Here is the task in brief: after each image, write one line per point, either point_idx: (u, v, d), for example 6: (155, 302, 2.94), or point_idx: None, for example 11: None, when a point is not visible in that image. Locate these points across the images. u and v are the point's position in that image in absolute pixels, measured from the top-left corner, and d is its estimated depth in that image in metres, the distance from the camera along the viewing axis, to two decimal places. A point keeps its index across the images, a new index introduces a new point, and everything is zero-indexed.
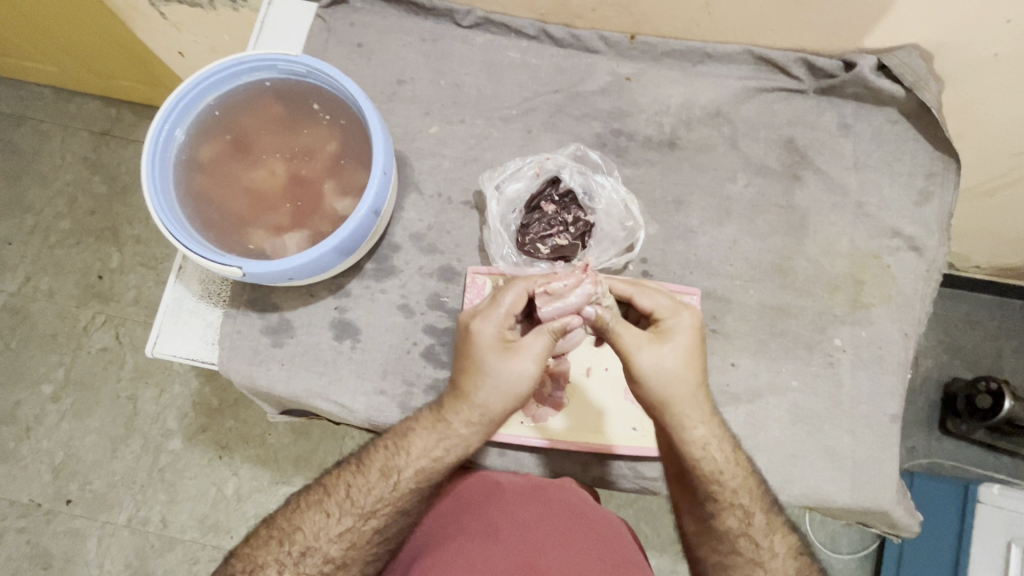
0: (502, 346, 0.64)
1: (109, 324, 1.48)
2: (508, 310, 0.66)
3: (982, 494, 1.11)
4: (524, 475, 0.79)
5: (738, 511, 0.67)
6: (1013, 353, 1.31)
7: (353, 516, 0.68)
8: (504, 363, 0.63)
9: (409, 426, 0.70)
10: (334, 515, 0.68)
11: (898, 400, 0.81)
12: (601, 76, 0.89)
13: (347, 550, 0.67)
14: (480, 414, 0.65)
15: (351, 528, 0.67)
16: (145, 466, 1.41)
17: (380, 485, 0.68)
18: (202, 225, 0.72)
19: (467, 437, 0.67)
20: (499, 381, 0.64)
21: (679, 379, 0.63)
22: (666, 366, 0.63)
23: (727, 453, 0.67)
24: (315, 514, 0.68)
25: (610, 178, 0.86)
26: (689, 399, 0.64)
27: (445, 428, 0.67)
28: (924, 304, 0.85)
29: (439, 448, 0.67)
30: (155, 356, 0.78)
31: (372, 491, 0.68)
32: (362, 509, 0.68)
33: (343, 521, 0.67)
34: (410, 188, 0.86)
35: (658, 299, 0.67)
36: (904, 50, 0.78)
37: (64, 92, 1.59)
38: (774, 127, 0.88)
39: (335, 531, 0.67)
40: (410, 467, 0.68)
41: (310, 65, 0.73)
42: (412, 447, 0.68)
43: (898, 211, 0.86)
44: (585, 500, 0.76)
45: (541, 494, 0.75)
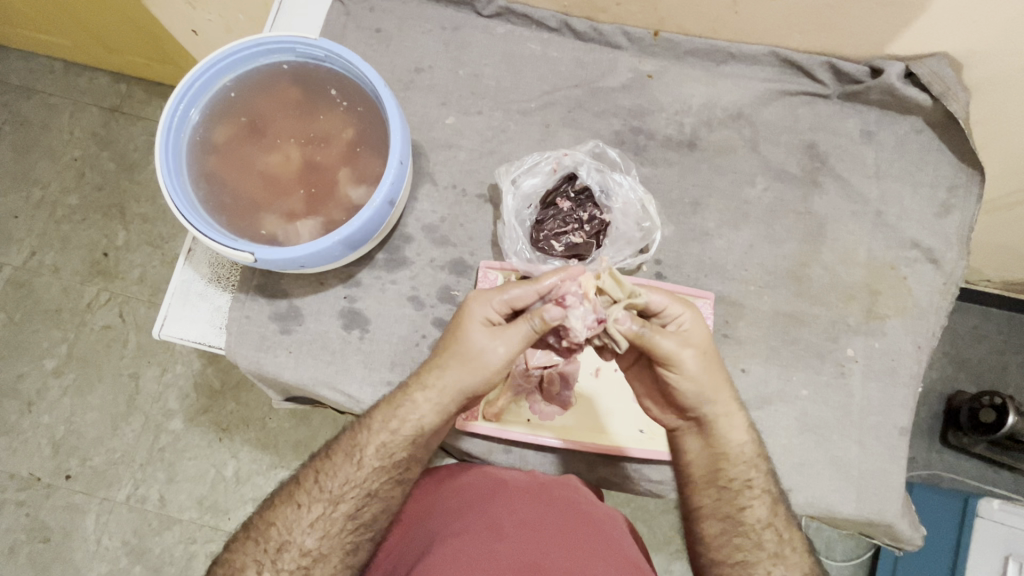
0: (488, 327, 0.66)
1: (113, 302, 1.47)
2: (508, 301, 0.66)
3: (981, 508, 1.12)
4: (528, 473, 0.79)
5: (766, 502, 0.68)
6: (1019, 368, 1.31)
7: (322, 503, 0.67)
8: (483, 342, 0.65)
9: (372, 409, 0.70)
10: (305, 505, 0.67)
11: (909, 413, 0.81)
12: (622, 72, 0.87)
13: (321, 540, 0.66)
14: (439, 386, 0.67)
15: (323, 515, 0.67)
16: (145, 445, 1.41)
17: (345, 467, 0.68)
18: (214, 208, 0.71)
19: (424, 411, 0.67)
20: (467, 357, 0.65)
21: (708, 376, 0.66)
22: (700, 363, 0.65)
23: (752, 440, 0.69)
24: (288, 507, 0.68)
25: (627, 177, 0.84)
26: (717, 394, 0.67)
27: (401, 401, 0.68)
28: (939, 318, 0.84)
29: (397, 422, 0.67)
30: (161, 337, 0.78)
31: (338, 476, 0.68)
32: (331, 496, 0.67)
33: (313, 510, 0.67)
34: (423, 178, 0.85)
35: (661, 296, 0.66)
36: (934, 59, 0.76)
37: (74, 66, 1.58)
38: (797, 132, 0.86)
39: (308, 521, 0.67)
40: (370, 443, 0.67)
41: (329, 49, 0.71)
42: (373, 423, 0.68)
43: (917, 222, 0.84)
44: (588, 498, 0.76)
45: (543, 494, 0.74)
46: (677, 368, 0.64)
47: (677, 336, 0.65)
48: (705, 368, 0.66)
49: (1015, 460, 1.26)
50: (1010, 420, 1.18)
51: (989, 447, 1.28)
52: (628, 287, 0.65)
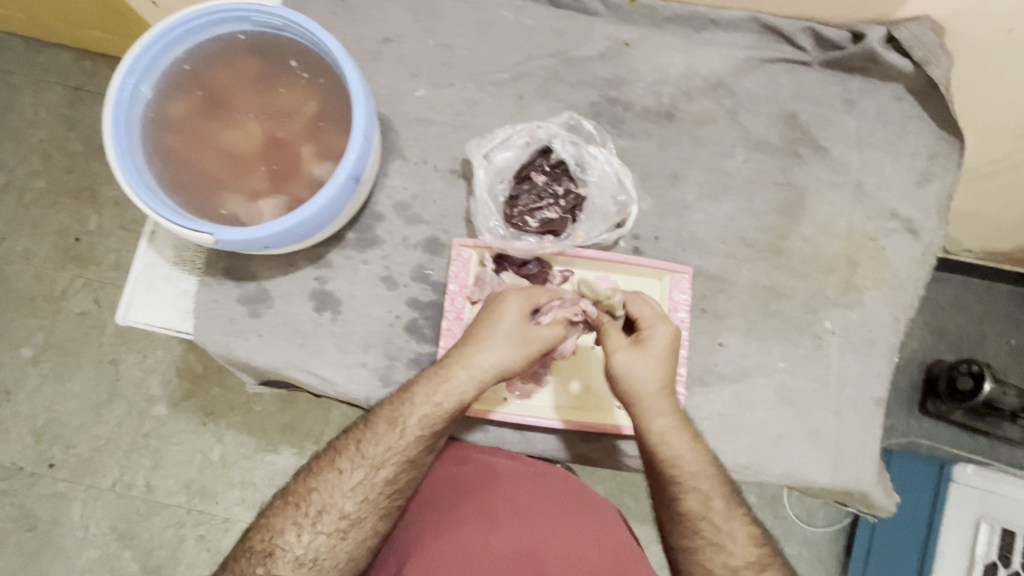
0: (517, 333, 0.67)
1: (88, 288, 1.44)
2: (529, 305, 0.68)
3: (957, 474, 1.17)
4: (521, 458, 0.79)
5: (697, 496, 0.67)
6: (995, 336, 1.35)
7: (364, 469, 0.68)
8: (511, 333, 0.67)
9: (414, 377, 0.70)
10: (347, 471, 0.68)
11: (885, 383, 0.81)
12: (599, 40, 0.84)
13: (362, 503, 0.67)
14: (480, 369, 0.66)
15: (363, 481, 0.67)
16: (129, 431, 1.40)
17: (388, 436, 0.68)
18: (172, 187, 0.68)
19: (462, 389, 0.67)
20: (499, 345, 0.67)
21: (647, 382, 0.66)
22: (639, 374, 0.66)
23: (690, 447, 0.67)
24: (329, 473, 0.68)
25: (603, 150, 0.82)
26: (651, 401, 0.66)
27: (445, 376, 0.67)
28: (917, 289, 0.83)
29: (440, 397, 0.67)
30: (127, 324, 0.76)
31: (381, 444, 0.68)
32: (373, 462, 0.68)
33: (355, 476, 0.68)
34: (394, 154, 0.82)
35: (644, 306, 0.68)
36: (917, 22, 0.75)
37: (31, 42, 1.51)
38: (778, 101, 0.84)
39: (349, 486, 0.67)
40: (411, 416, 0.67)
41: (286, 17, 0.68)
42: (416, 397, 0.68)
43: (897, 192, 0.83)
44: (578, 485, 0.80)
45: (542, 481, 0.77)
46: (612, 367, 0.67)
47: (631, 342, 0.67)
48: (642, 376, 0.66)
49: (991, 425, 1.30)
50: (987, 387, 1.20)
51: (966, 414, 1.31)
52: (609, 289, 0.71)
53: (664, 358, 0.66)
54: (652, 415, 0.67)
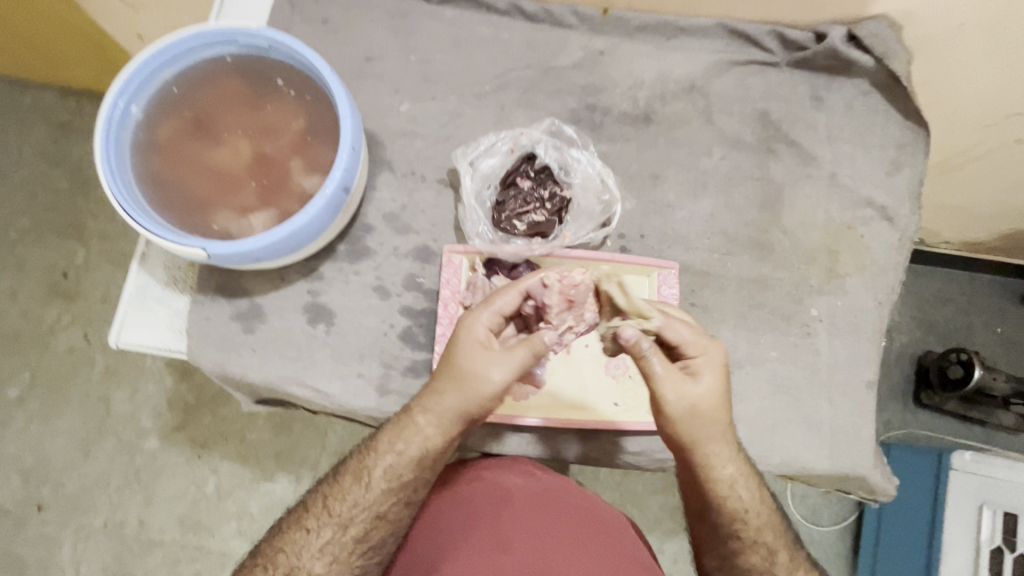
0: (481, 346, 0.63)
1: (76, 322, 1.45)
2: (496, 312, 0.65)
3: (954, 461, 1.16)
4: (527, 474, 0.77)
5: (762, 551, 0.68)
6: (982, 327, 1.45)
7: (331, 527, 0.66)
8: (471, 361, 0.62)
9: (379, 428, 0.68)
10: (314, 529, 0.66)
11: (874, 367, 0.83)
12: (575, 51, 0.88)
13: (330, 565, 0.65)
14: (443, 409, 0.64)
15: (331, 540, 0.65)
16: (121, 467, 1.39)
17: (354, 489, 0.66)
18: (162, 206, 0.69)
19: (427, 434, 0.65)
20: (466, 382, 0.63)
21: (704, 417, 0.63)
22: (696, 409, 0.63)
23: (753, 493, 0.68)
24: (296, 531, 0.66)
25: (585, 153, 0.84)
26: (709, 435, 0.64)
27: (408, 422, 0.66)
28: (898, 274, 0.86)
29: (404, 446, 0.65)
30: (119, 346, 0.76)
31: (348, 498, 0.66)
32: (339, 519, 0.66)
33: (323, 535, 0.65)
34: (381, 167, 0.83)
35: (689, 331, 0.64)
36: (874, 21, 0.80)
37: (15, 82, 1.55)
38: (749, 101, 0.88)
39: (317, 546, 0.65)
40: (377, 465, 0.65)
41: (272, 38, 0.70)
42: (380, 445, 0.66)
43: (870, 182, 0.86)
44: (592, 501, 0.77)
45: (549, 502, 0.74)
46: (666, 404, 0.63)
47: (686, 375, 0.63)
48: (702, 413, 0.63)
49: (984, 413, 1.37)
50: (977, 375, 1.28)
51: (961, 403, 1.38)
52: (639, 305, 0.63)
53: (721, 386, 0.64)
54: (708, 449, 0.65)
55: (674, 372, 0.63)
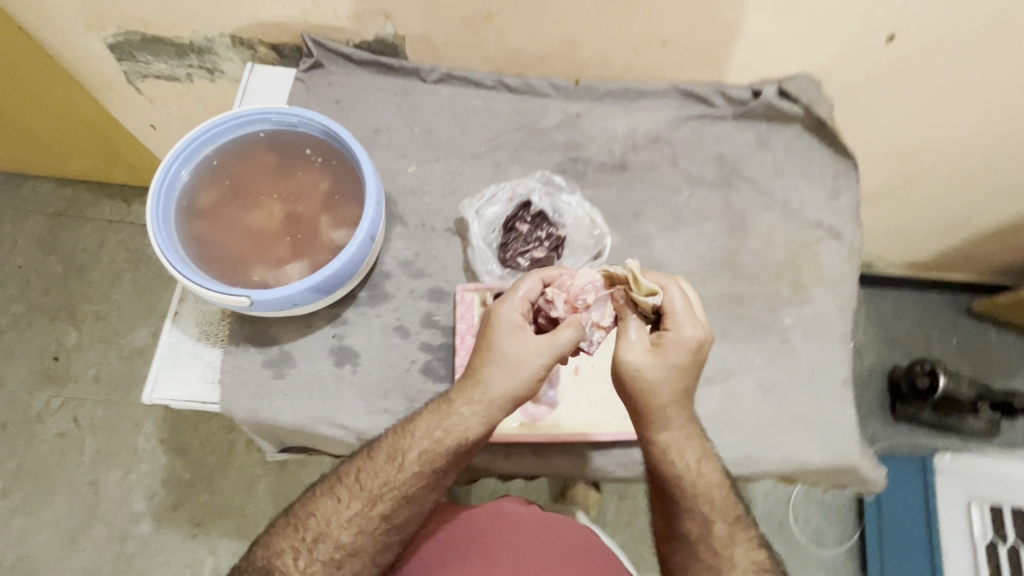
0: (513, 329, 0.72)
1: (67, 407, 1.52)
2: (524, 298, 0.75)
3: (937, 464, 1.33)
4: (526, 507, 0.94)
5: (719, 526, 0.75)
6: (939, 337, 1.66)
7: (361, 501, 0.74)
8: (515, 345, 0.71)
9: (416, 414, 0.76)
10: (345, 500, 0.75)
11: (846, 365, 0.93)
12: (555, 114, 1.02)
13: (355, 535, 0.74)
14: (482, 394, 0.72)
15: (360, 512, 0.74)
16: (110, 557, 1.42)
17: (387, 468, 0.74)
18: (204, 263, 0.76)
19: (467, 418, 0.72)
20: (504, 361, 0.71)
21: (665, 390, 0.71)
22: (656, 378, 0.70)
23: (706, 465, 0.74)
24: (329, 499, 0.76)
25: (574, 197, 0.96)
26: (668, 409, 0.72)
27: (448, 410, 0.73)
28: (853, 283, 0.98)
29: (441, 431, 0.72)
30: (154, 401, 0.80)
31: (379, 476, 0.74)
32: (369, 495, 0.74)
33: (352, 506, 0.74)
34: (395, 221, 0.93)
35: (675, 306, 0.73)
36: (799, 78, 1.00)
37: (19, 177, 1.68)
38: (706, 147, 1.03)
39: (346, 516, 0.74)
40: (414, 448, 0.73)
41: (302, 115, 0.81)
42: (418, 430, 0.74)
43: (816, 207, 1.01)
44: (580, 534, 0.91)
45: (542, 526, 0.90)
46: (625, 369, 0.71)
47: (662, 348, 0.72)
48: (662, 383, 0.71)
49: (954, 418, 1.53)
50: (942, 381, 1.45)
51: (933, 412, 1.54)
52: (644, 286, 0.73)
53: (686, 364, 0.71)
54: (664, 421, 0.72)
55: (645, 345, 0.72)
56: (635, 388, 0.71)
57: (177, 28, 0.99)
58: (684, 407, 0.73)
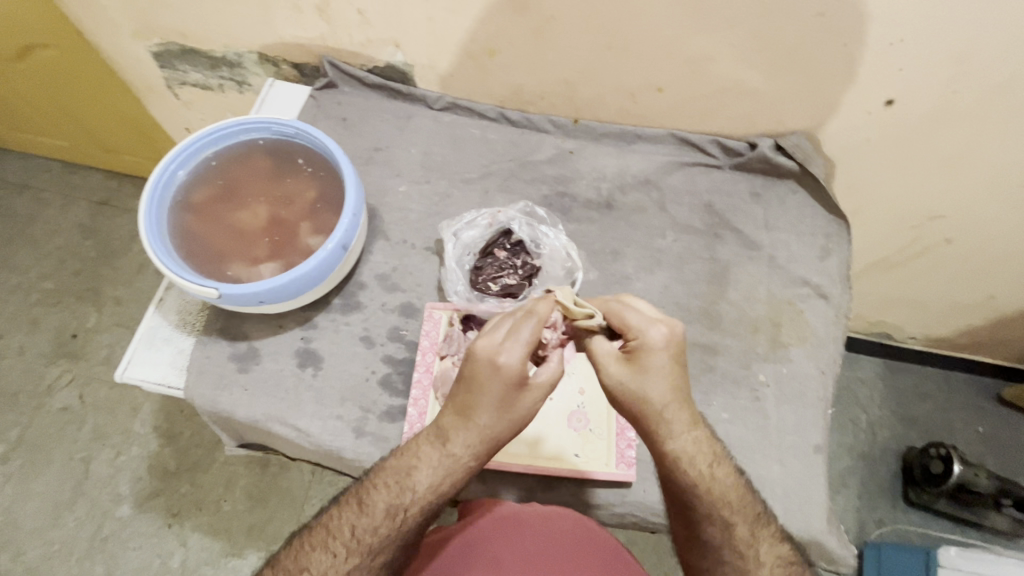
0: (523, 379, 0.64)
1: (74, 383, 1.59)
2: (526, 344, 0.64)
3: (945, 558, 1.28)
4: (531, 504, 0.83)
5: (743, 536, 0.69)
6: (961, 422, 1.56)
7: (358, 555, 0.67)
8: (520, 398, 0.64)
9: (409, 459, 0.68)
10: (340, 555, 0.68)
11: (820, 432, 0.88)
12: (549, 149, 1.05)
13: None
14: (487, 441, 0.65)
15: (359, 568, 0.67)
16: (86, 535, 1.44)
17: (386, 521, 0.68)
18: (186, 254, 0.81)
19: (469, 465, 0.66)
20: (508, 412, 0.64)
21: (656, 400, 0.65)
22: (638, 392, 0.65)
23: (728, 477, 0.70)
24: (322, 554, 0.69)
25: (553, 229, 0.98)
26: (665, 419, 0.66)
27: (448, 459, 0.66)
28: (837, 346, 0.94)
29: (443, 480, 0.66)
30: (124, 380, 0.84)
31: (378, 529, 0.68)
32: (368, 548, 0.67)
33: (349, 562, 0.67)
34: (378, 235, 0.97)
35: (629, 316, 0.68)
36: (794, 135, 0.99)
37: (72, 167, 1.83)
38: (697, 194, 1.03)
39: (343, 571, 0.67)
40: (413, 500, 0.67)
41: (298, 127, 0.86)
42: (415, 481, 0.67)
43: (805, 265, 0.99)
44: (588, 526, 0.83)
45: (547, 526, 0.81)
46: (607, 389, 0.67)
47: (632, 360, 0.66)
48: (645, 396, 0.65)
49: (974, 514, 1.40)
50: (956, 468, 1.36)
51: (950, 504, 1.42)
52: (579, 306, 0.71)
53: (670, 367, 0.65)
54: (672, 431, 0.66)
55: (615, 359, 0.67)
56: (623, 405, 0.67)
57: (212, 43, 1.09)
58: (689, 417, 0.68)
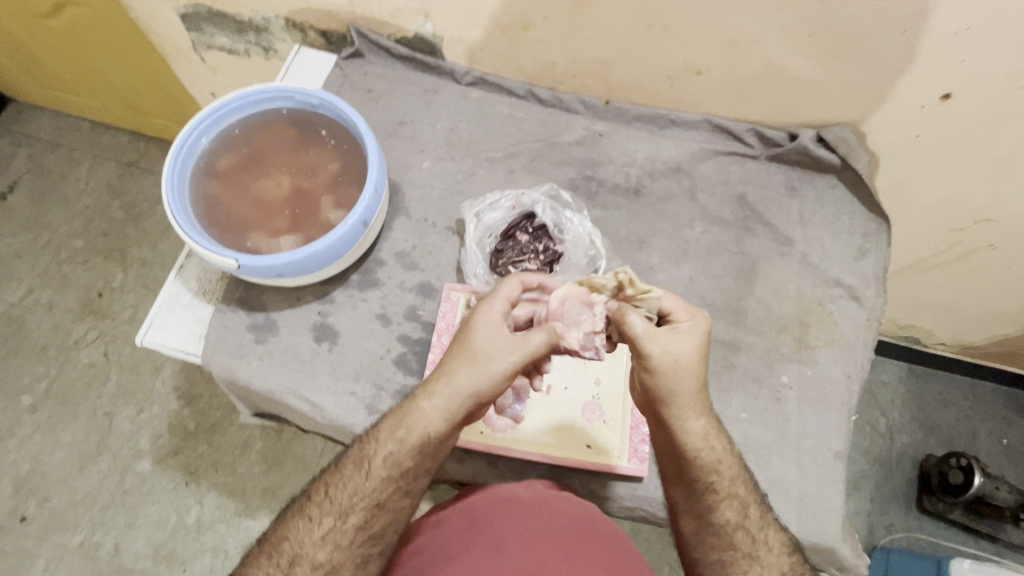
0: (497, 328, 0.67)
1: (100, 340, 1.63)
2: (506, 300, 0.70)
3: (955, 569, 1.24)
4: (529, 484, 0.80)
5: (734, 504, 0.70)
6: (987, 434, 1.51)
7: (332, 516, 0.68)
8: (488, 346, 0.66)
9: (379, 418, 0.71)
10: (316, 518, 0.69)
11: (842, 438, 0.85)
12: (578, 131, 1.02)
13: (332, 553, 0.67)
14: (446, 392, 0.67)
15: (333, 528, 0.68)
16: (109, 486, 1.50)
17: (354, 478, 0.69)
18: (206, 222, 0.80)
19: (428, 415, 0.67)
20: (481, 365, 0.66)
21: (691, 379, 0.67)
22: (678, 365, 0.66)
23: (724, 445, 0.71)
24: (300, 520, 0.69)
25: (578, 215, 0.95)
26: (693, 396, 0.68)
27: (407, 411, 0.68)
28: (866, 350, 0.91)
29: (403, 431, 0.68)
30: (144, 344, 0.85)
31: (349, 487, 0.69)
32: (342, 508, 0.68)
33: (325, 523, 0.68)
34: (399, 212, 0.95)
35: (671, 299, 0.70)
36: (839, 127, 0.94)
37: (101, 127, 1.85)
38: (729, 184, 0.99)
39: (319, 534, 0.68)
40: (377, 453, 0.68)
41: (322, 97, 0.84)
42: (380, 435, 0.69)
43: (838, 264, 0.95)
44: (588, 509, 0.78)
45: (541, 505, 0.76)
46: (651, 364, 0.66)
47: (678, 338, 0.67)
48: (682, 371, 0.66)
49: (989, 527, 1.39)
50: (977, 480, 1.33)
51: (965, 514, 1.41)
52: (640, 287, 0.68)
53: (701, 350, 0.67)
54: (686, 410, 0.68)
55: (659, 336, 0.66)
56: (661, 381, 0.66)
57: (239, 7, 1.06)
58: (702, 399, 0.69)
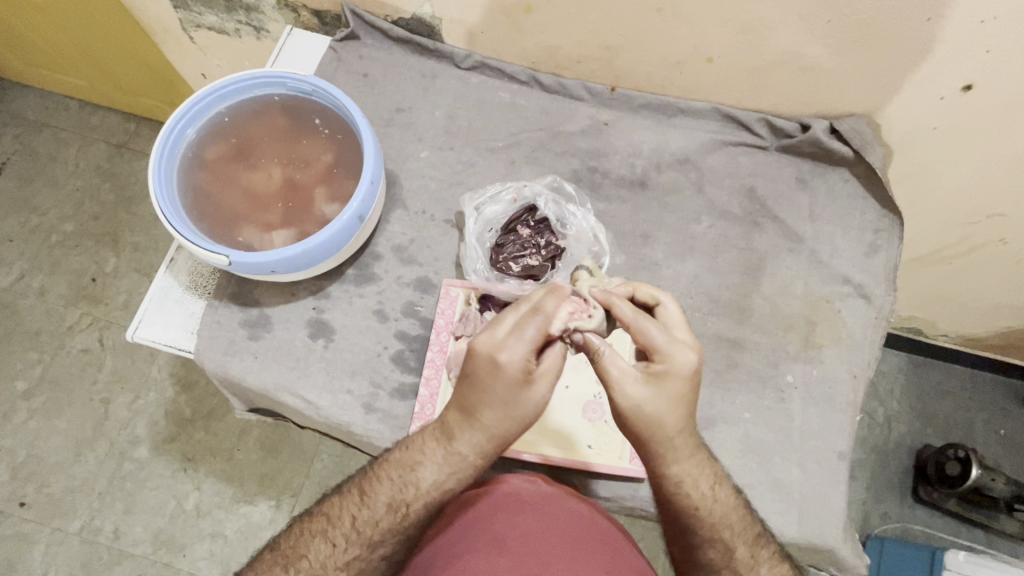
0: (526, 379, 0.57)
1: (94, 326, 1.61)
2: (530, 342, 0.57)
3: (949, 560, 1.26)
4: (531, 480, 0.78)
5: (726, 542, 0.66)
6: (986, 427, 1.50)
7: (359, 546, 0.66)
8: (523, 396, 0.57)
9: (414, 458, 0.64)
10: (341, 544, 0.66)
11: (846, 438, 0.84)
12: (582, 119, 0.98)
13: None
14: (494, 442, 0.60)
15: (359, 557, 0.66)
16: (106, 473, 1.49)
17: (387, 517, 0.65)
18: (196, 216, 0.77)
19: (477, 466, 0.62)
20: (518, 412, 0.58)
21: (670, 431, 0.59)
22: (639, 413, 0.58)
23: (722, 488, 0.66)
24: (320, 542, 0.67)
25: (581, 208, 0.92)
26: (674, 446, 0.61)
27: (456, 461, 0.62)
28: (873, 350, 0.89)
29: (449, 481, 0.62)
30: (134, 339, 0.82)
31: (380, 524, 0.65)
32: (369, 540, 0.65)
33: (349, 551, 0.66)
34: (396, 204, 0.92)
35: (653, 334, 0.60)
36: (853, 118, 0.90)
37: (90, 106, 1.79)
38: (738, 176, 0.96)
39: (341, 560, 0.66)
40: (417, 499, 0.64)
41: (315, 84, 0.81)
42: (421, 480, 0.63)
43: (848, 260, 0.92)
44: (590, 506, 0.77)
45: (548, 506, 0.75)
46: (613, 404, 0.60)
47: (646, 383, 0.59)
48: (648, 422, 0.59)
49: (983, 516, 1.40)
50: (973, 472, 1.32)
51: (959, 503, 1.41)
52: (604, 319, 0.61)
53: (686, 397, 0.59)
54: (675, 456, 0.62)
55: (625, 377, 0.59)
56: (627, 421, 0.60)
57: None
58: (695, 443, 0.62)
